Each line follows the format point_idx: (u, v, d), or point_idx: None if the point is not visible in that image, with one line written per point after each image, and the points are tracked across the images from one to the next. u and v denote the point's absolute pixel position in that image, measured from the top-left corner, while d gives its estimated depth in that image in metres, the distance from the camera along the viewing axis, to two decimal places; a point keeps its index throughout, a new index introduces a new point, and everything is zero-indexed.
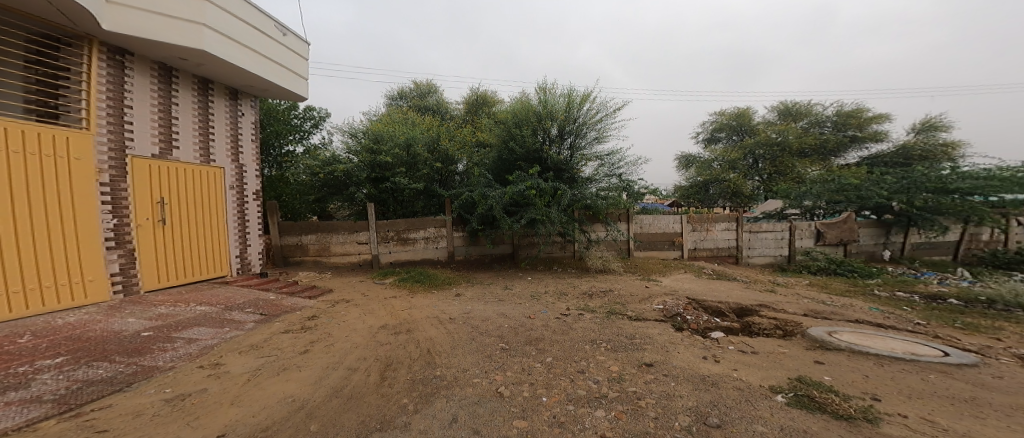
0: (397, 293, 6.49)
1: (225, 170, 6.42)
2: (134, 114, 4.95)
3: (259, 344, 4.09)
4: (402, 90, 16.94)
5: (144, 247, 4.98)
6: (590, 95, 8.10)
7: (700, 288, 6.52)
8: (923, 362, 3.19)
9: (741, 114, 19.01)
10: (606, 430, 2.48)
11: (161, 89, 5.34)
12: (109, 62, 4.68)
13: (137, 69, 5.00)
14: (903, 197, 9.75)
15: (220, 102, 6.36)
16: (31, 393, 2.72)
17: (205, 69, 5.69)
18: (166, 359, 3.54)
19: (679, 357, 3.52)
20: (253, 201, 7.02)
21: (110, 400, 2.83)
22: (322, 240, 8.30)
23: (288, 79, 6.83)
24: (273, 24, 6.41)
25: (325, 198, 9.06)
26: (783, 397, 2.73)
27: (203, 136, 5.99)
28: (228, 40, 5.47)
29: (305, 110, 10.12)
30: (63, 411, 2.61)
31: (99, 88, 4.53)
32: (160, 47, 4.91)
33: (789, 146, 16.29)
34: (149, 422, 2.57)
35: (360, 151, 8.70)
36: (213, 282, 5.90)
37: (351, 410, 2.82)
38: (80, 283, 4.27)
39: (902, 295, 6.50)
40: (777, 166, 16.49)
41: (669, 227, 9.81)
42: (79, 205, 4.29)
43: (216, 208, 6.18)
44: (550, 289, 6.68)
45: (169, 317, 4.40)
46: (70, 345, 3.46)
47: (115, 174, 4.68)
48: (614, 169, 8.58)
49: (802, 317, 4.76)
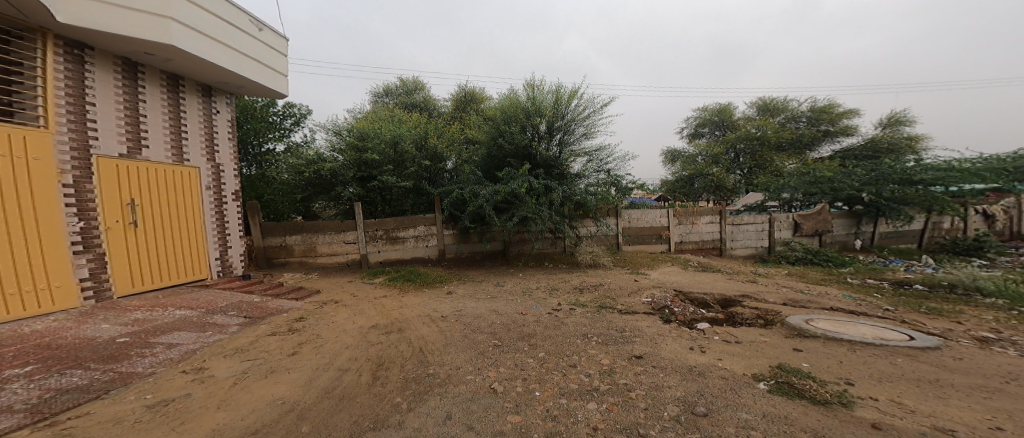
0: (387, 292, 6.41)
1: (200, 170, 6.11)
2: (98, 112, 4.65)
3: (245, 347, 3.99)
4: (388, 87, 16.55)
5: (115, 252, 4.72)
6: (578, 91, 8.07)
7: (687, 281, 6.71)
8: (891, 346, 3.38)
9: (723, 109, 19.36)
10: (599, 422, 2.56)
11: (125, 84, 5.01)
12: (67, 56, 4.36)
13: (99, 65, 4.68)
14: (873, 189, 10.23)
15: (192, 99, 6.02)
16: (1, 403, 2.60)
17: (174, 64, 5.36)
18: (145, 365, 3.42)
19: (668, 348, 3.63)
20: (233, 202, 6.75)
21: (88, 408, 2.73)
22: (307, 240, 8.06)
23: (266, 76, 6.54)
24: (248, 18, 6.09)
25: (311, 197, 8.81)
26: (765, 384, 2.88)
27: (174, 134, 5.67)
28: (198, 35, 5.15)
29: (286, 107, 9.72)
30: (38, 421, 2.50)
31: (56, 83, 4.23)
32: (124, 42, 4.59)
33: (768, 140, 16.79)
34: (131, 429, 2.50)
35: (345, 149, 8.49)
36: (193, 286, 5.67)
37: (344, 411, 2.81)
38: (47, 289, 4.04)
39: (873, 283, 6.88)
40: (757, 160, 16.98)
41: (656, 222, 9.99)
42: (44, 207, 4.05)
43: (192, 210, 5.90)
44: (542, 284, 6.73)
45: (146, 321, 4.22)
46: (41, 353, 3.30)
47: (79, 175, 4.39)
48: (602, 165, 8.68)
49: (783, 306, 5.00)
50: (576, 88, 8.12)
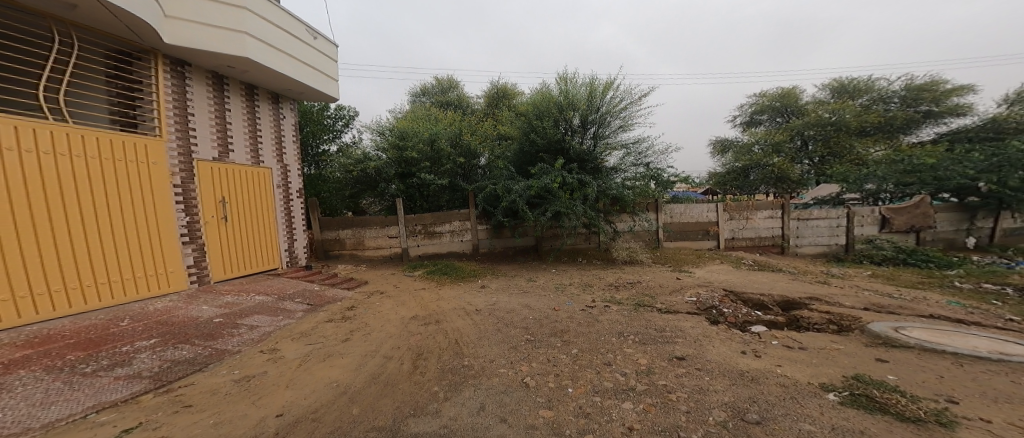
0: (426, 285, 6.76)
1: (272, 170, 7.02)
2: (197, 121, 5.46)
3: (308, 332, 4.49)
4: (425, 87, 17.52)
5: (211, 242, 5.58)
6: (613, 82, 7.84)
7: (739, 280, 6.05)
8: (1014, 363, 2.71)
9: (786, 93, 17.20)
10: (635, 422, 2.43)
11: (215, 96, 5.82)
12: (173, 73, 5.13)
13: (195, 79, 5.46)
14: (993, 177, 8.26)
15: (265, 107, 6.92)
16: (134, 370, 3.26)
17: (249, 75, 6.13)
18: (234, 344, 4.02)
19: (714, 351, 3.31)
20: (297, 198, 7.65)
21: (192, 378, 3.31)
22: (357, 234, 8.83)
23: (319, 82, 7.28)
24: (305, 28, 6.80)
25: (358, 194, 9.64)
26: (836, 396, 2.49)
27: (252, 139, 6.55)
28: (270, 47, 5.89)
29: (336, 110, 10.92)
30: (158, 387, 3.10)
31: (166, 97, 5.01)
32: (216, 58, 5.33)
33: (846, 125, 14.40)
34: (222, 399, 2.96)
35: (388, 148, 9.12)
36: (268, 275, 6.55)
37: (388, 396, 3.02)
38: (164, 274, 4.88)
39: (990, 288, 5.54)
40: (830, 147, 14.62)
41: (703, 217, 9.22)
42: (160, 204, 4.86)
43: (266, 206, 6.79)
44: (576, 280, 6.56)
45: (235, 305, 4.95)
46: (161, 329, 4.05)
47: (185, 177, 5.21)
48: (640, 158, 8.36)
49: (862, 311, 4.26)
50: (611, 79, 7.89)
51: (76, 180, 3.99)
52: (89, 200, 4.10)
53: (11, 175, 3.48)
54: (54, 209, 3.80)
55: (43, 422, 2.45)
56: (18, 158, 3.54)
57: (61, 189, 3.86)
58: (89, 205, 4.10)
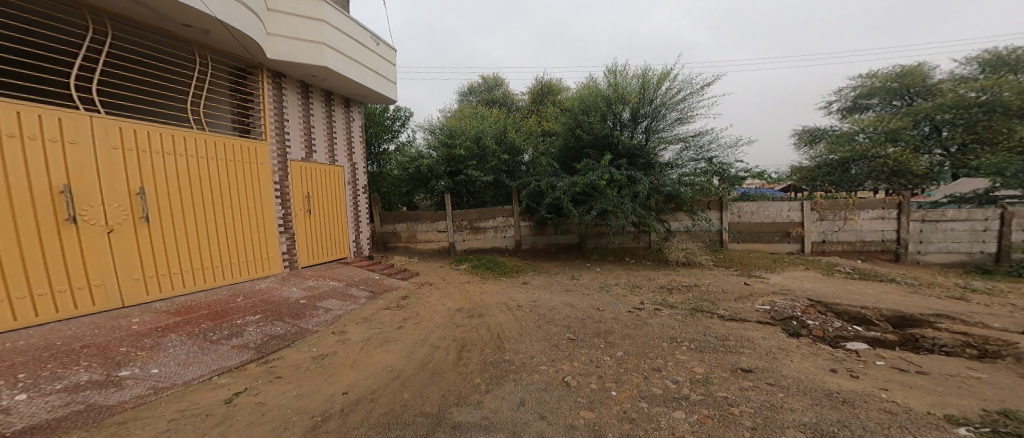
0: (471, 278, 6.95)
1: (344, 168, 8.01)
2: (290, 126, 6.52)
3: (369, 317, 4.94)
4: (472, 86, 18.20)
5: (299, 231, 6.54)
6: (669, 72, 7.31)
7: (830, 289, 4.98)
8: None
9: (909, 71, 13.51)
10: (687, 434, 2.12)
11: (303, 104, 6.86)
12: (273, 85, 6.20)
13: (288, 87, 6.52)
14: None
15: (339, 111, 7.95)
16: (243, 341, 3.93)
17: (327, 82, 7.10)
18: (313, 324, 4.61)
19: (792, 366, 2.75)
20: (363, 193, 8.61)
21: (284, 353, 3.87)
22: (410, 228, 9.48)
23: (381, 85, 8.16)
24: (369, 36, 7.68)
25: (412, 191, 10.42)
26: (969, 431, 1.86)
27: (329, 140, 7.57)
28: (343, 55, 6.83)
29: (395, 111, 11.95)
30: (259, 357, 3.69)
31: (269, 105, 6.07)
32: (302, 68, 6.31)
33: (1003, 105, 10.82)
34: (304, 373, 3.39)
35: (439, 146, 9.74)
36: (339, 263, 7.45)
37: (435, 384, 3.14)
38: (268, 258, 5.89)
39: None
40: (976, 133, 11.33)
41: (780, 217, 8.02)
42: (265, 198, 5.91)
43: (338, 199, 7.73)
44: (622, 280, 6.14)
45: (316, 288, 5.70)
46: (262, 306, 4.81)
47: (281, 174, 6.25)
48: (701, 152, 7.79)
49: (1018, 335, 3.21)
50: (667, 69, 7.37)
51: (210, 178, 5.08)
52: (219, 195, 5.19)
53: (169, 173, 4.58)
54: (196, 202, 4.87)
55: (184, 380, 3.10)
56: (174, 160, 4.66)
57: (201, 185, 4.95)
58: (219, 198, 5.18)
